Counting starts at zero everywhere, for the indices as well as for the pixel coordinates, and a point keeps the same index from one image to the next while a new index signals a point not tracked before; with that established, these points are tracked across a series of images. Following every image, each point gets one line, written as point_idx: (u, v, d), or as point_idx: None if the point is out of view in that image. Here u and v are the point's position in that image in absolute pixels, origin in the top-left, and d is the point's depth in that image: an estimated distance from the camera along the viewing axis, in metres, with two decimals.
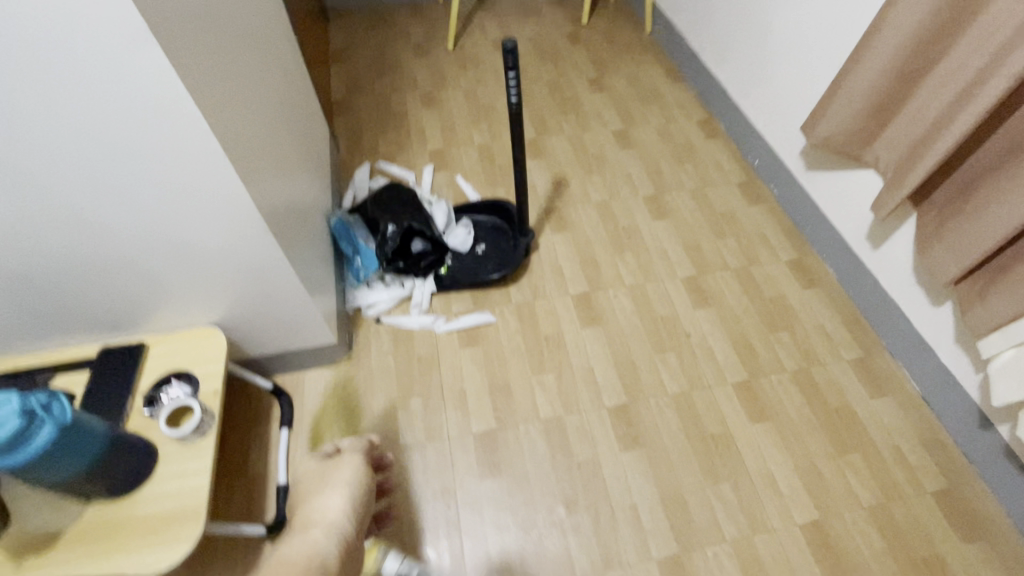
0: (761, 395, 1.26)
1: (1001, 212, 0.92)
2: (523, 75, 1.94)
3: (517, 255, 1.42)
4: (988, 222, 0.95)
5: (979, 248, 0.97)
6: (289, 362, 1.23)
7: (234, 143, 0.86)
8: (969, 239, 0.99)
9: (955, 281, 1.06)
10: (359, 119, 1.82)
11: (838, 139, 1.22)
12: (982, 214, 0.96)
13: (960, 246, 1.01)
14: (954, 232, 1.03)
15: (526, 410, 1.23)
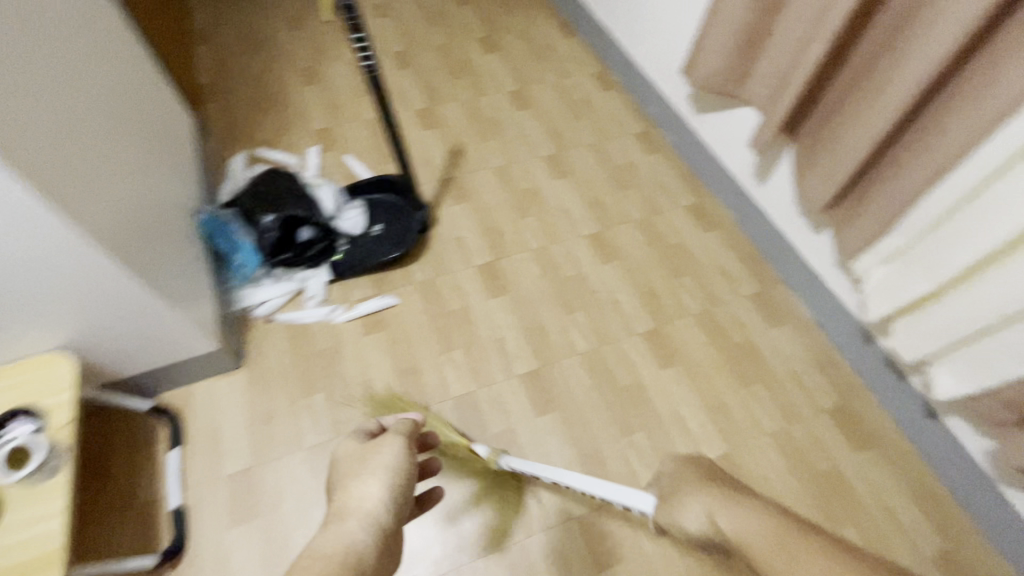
0: (668, 341, 1.28)
1: (866, 135, 0.94)
2: (410, 38, 1.82)
3: (414, 232, 1.34)
4: (849, 140, 0.97)
5: (845, 168, 0.99)
6: (170, 376, 1.13)
7: (47, 151, 0.73)
8: (833, 162, 1.02)
9: (829, 206, 1.09)
10: (232, 104, 1.66)
11: (714, 80, 1.21)
12: (844, 135, 0.98)
13: (828, 170, 1.03)
14: (823, 157, 1.05)
15: (437, 390, 1.19)
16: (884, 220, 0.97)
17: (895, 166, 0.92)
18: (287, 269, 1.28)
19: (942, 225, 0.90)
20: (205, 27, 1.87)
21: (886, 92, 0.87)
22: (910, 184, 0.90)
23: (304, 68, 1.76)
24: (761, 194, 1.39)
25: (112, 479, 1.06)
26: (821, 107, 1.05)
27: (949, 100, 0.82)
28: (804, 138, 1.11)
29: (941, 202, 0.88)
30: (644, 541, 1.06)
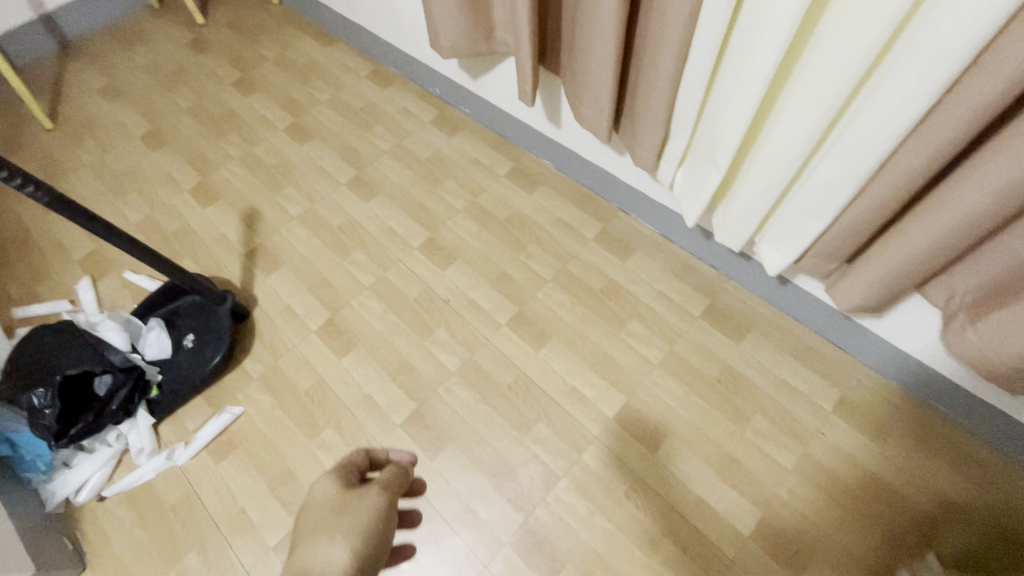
0: (619, 233, 1.32)
1: (594, 52, 0.90)
2: (246, 67, 1.77)
3: (227, 324, 1.20)
4: (593, 62, 0.92)
5: (605, 90, 0.94)
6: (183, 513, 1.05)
7: None
8: (595, 84, 0.95)
9: (613, 130, 1.04)
10: (84, 199, 1.50)
11: (464, 39, 1.15)
12: (587, 57, 0.93)
13: (594, 97, 0.98)
14: (582, 85, 0.99)
15: (435, 372, 1.17)
16: (659, 130, 0.92)
17: (644, 70, 0.86)
18: (171, 388, 1.15)
19: (713, 94, 0.81)
20: (10, 134, 1.64)
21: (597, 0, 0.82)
22: (670, 70, 0.81)
23: (148, 134, 1.63)
24: (559, 137, 1.33)
25: None
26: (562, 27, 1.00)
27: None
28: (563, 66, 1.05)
29: (698, 73, 0.79)
30: (680, 408, 1.10)
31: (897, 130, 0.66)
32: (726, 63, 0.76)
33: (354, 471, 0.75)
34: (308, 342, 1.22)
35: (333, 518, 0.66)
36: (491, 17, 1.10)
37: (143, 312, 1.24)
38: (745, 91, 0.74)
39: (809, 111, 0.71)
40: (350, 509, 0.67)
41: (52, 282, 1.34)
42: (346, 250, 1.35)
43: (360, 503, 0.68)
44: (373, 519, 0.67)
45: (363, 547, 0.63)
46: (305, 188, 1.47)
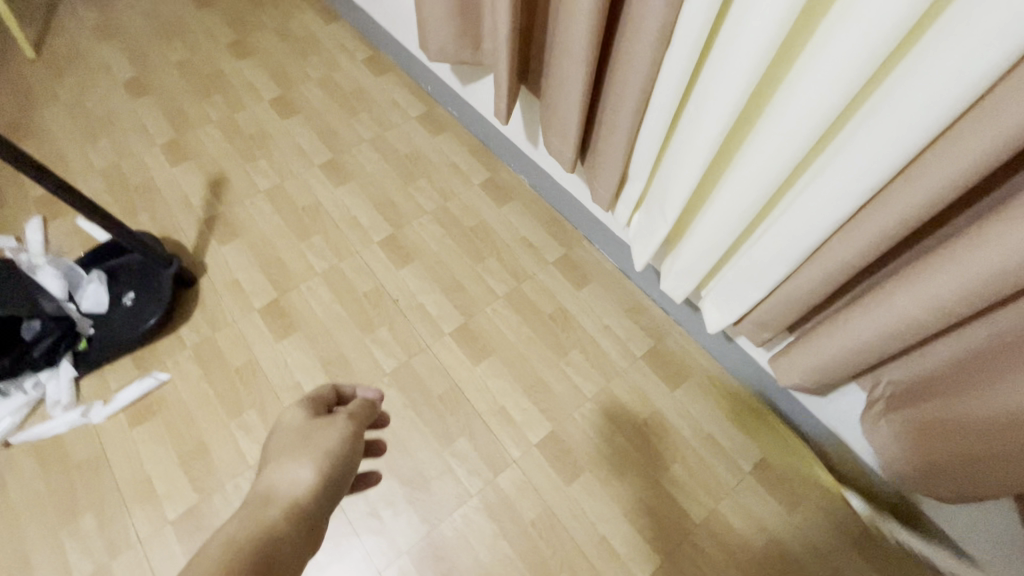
0: (579, 261, 1.33)
1: (563, 88, 0.92)
2: (244, 30, 1.74)
3: (169, 290, 1.19)
4: (562, 92, 0.94)
5: (571, 122, 0.96)
6: (88, 472, 1.03)
7: None
8: (562, 113, 0.97)
9: (578, 161, 1.06)
10: (53, 136, 1.47)
11: (450, 46, 1.15)
12: (557, 86, 0.94)
13: (561, 127, 1.00)
14: (552, 113, 1.01)
15: (370, 370, 1.17)
16: (616, 170, 0.94)
17: (606, 109, 0.88)
18: (101, 343, 1.14)
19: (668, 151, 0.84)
20: None
21: (568, 35, 0.84)
22: (629, 114, 0.83)
23: (131, 81, 1.60)
24: (535, 157, 1.34)
25: (34, 564, 0.95)
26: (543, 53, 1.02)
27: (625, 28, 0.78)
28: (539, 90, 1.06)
29: (657, 125, 0.81)
30: (603, 445, 1.11)
31: (828, 217, 0.68)
32: (682, 122, 0.79)
33: (321, 404, 0.73)
34: (249, 320, 1.21)
35: (300, 444, 0.65)
36: (479, 29, 1.11)
37: (87, 262, 1.23)
38: (697, 152, 0.76)
39: (752, 185, 0.73)
40: (316, 435, 0.66)
41: (1, 215, 1.31)
42: (306, 232, 1.34)
43: (326, 429, 0.67)
44: (339, 446, 0.66)
45: (329, 474, 0.63)
46: (278, 164, 1.46)
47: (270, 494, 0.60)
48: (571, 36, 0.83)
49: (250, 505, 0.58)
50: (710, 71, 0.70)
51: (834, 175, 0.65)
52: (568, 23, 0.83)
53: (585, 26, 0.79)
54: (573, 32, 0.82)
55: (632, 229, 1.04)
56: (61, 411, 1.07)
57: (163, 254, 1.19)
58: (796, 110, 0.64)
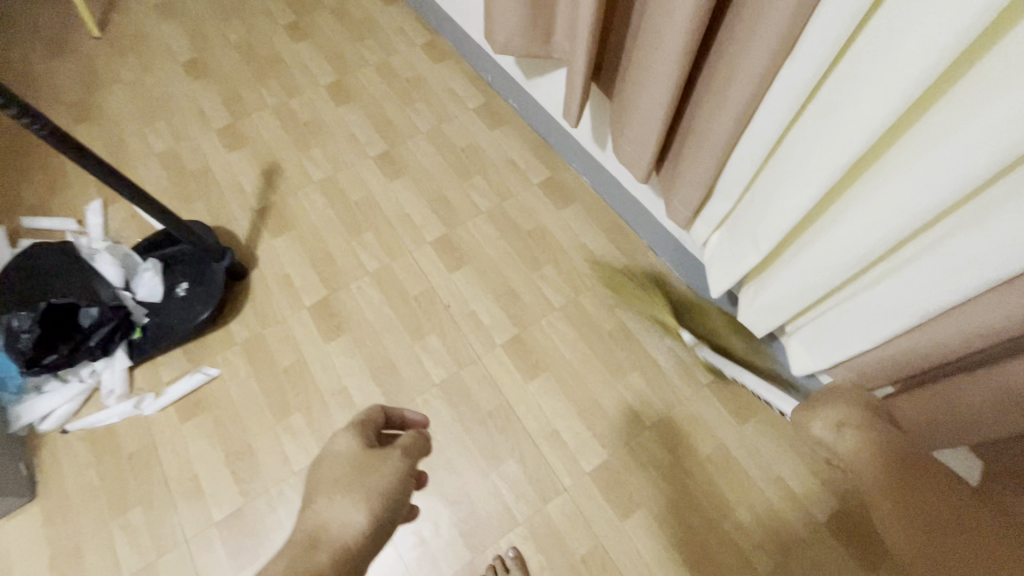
0: (643, 274, 1.23)
1: (649, 86, 0.79)
2: (302, 11, 1.69)
3: (220, 284, 1.18)
4: (646, 93, 0.81)
5: (653, 128, 0.84)
6: (136, 466, 1.03)
7: None
8: (643, 117, 0.85)
9: (654, 170, 0.94)
10: (114, 117, 1.47)
11: (518, 38, 1.05)
12: (641, 86, 0.82)
13: (639, 132, 0.88)
14: (630, 116, 0.89)
15: (418, 380, 1.12)
16: (701, 187, 0.81)
17: (698, 118, 0.76)
18: (154, 333, 1.14)
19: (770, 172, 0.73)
20: (58, 34, 1.62)
21: (664, 28, 0.71)
22: (728, 125, 0.70)
23: (190, 62, 1.58)
24: (602, 159, 1.24)
25: (87, 555, 0.96)
26: (624, 47, 0.90)
27: (735, 23, 0.65)
28: (615, 90, 0.95)
29: (758, 142, 0.70)
30: (661, 479, 1.03)
31: (971, 278, 0.57)
32: (794, 141, 0.67)
33: (376, 428, 0.70)
34: (298, 318, 1.18)
35: (355, 477, 0.62)
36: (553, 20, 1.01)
37: (143, 249, 1.22)
38: (811, 180, 0.65)
39: (873, 228, 0.62)
40: (372, 471, 0.63)
41: (64, 197, 1.32)
42: (358, 229, 1.30)
43: (382, 467, 0.63)
44: (392, 484, 0.63)
45: (381, 514, 0.60)
46: (332, 154, 1.41)
47: (321, 531, 0.58)
48: (666, 29, 0.71)
49: (300, 543, 0.57)
50: (838, 91, 0.59)
51: (985, 233, 0.54)
52: (665, 15, 0.71)
53: (686, 20, 0.67)
54: (670, 26, 0.70)
55: (709, 250, 0.92)
56: (115, 401, 1.08)
57: (216, 247, 1.17)
58: (950, 154, 0.52)
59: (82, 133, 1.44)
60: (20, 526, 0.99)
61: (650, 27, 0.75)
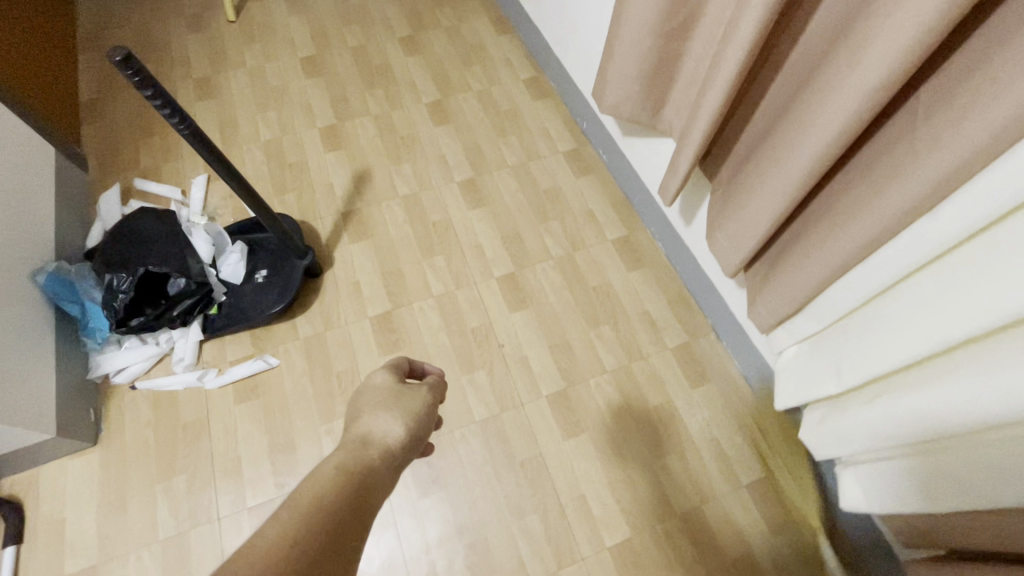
0: (701, 356, 1.21)
1: (762, 198, 0.83)
2: (419, 26, 1.77)
3: (296, 279, 1.24)
4: (753, 204, 0.85)
5: (753, 236, 0.88)
6: (189, 436, 1.10)
7: None
8: (745, 224, 0.89)
9: (742, 268, 0.97)
10: (231, 98, 1.57)
11: (628, 107, 1.07)
12: (749, 197, 0.86)
13: (738, 234, 0.91)
14: (730, 216, 0.92)
15: (459, 413, 1.14)
16: (793, 304, 0.85)
17: (805, 244, 0.80)
18: (229, 313, 1.21)
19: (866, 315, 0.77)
20: (198, 11, 1.76)
21: (785, 158, 0.75)
22: (836, 261, 0.75)
23: (308, 58, 1.68)
24: (685, 233, 1.23)
25: (129, 510, 1.03)
26: (734, 146, 0.91)
27: (865, 173, 0.70)
28: (721, 182, 0.96)
29: (861, 286, 0.75)
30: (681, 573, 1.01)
31: None
32: (898, 299, 0.72)
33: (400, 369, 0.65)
34: (360, 326, 1.23)
35: (387, 400, 0.57)
36: (668, 101, 1.02)
37: (233, 230, 1.30)
38: (899, 349, 0.70)
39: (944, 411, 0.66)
40: (406, 397, 0.58)
41: (174, 167, 1.43)
42: (431, 250, 1.34)
43: (416, 396, 0.59)
44: (421, 413, 0.58)
45: (416, 434, 0.55)
46: (421, 171, 1.46)
47: (367, 437, 0.52)
48: (789, 158, 0.75)
49: (351, 441, 0.51)
50: (951, 275, 0.64)
51: None
52: (793, 144, 0.74)
53: (810, 159, 0.71)
54: (793, 157, 0.74)
55: (784, 359, 0.97)
56: (183, 369, 1.15)
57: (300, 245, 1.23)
58: None
59: (202, 108, 1.55)
60: (76, 468, 1.06)
61: (772, 149, 0.79)
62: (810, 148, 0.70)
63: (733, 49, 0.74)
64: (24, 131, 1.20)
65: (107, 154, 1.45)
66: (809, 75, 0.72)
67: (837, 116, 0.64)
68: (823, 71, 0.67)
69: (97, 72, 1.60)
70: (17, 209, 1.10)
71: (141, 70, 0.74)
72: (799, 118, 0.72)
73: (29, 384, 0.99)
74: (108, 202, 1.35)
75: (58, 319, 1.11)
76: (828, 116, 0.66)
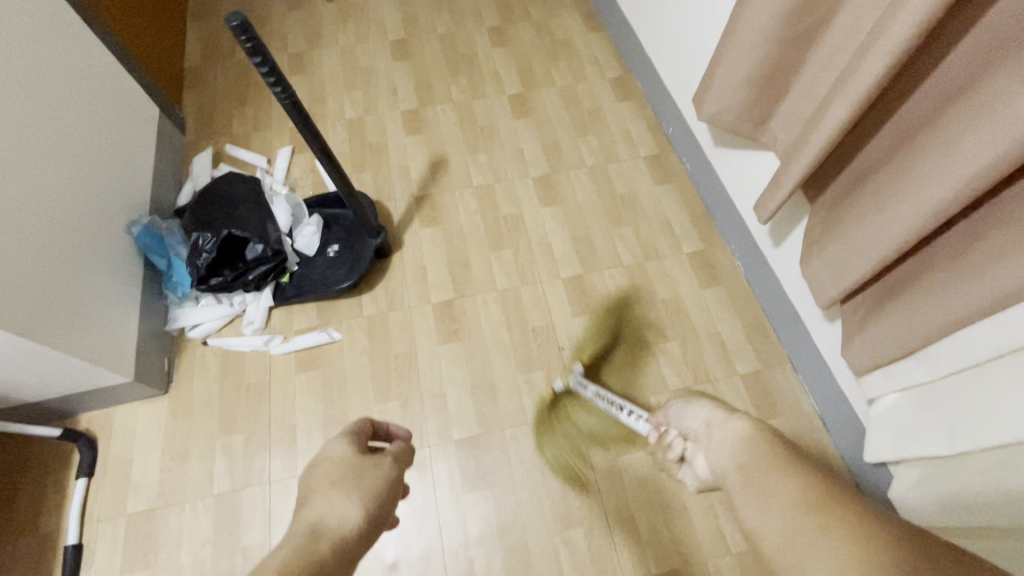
0: (773, 387, 1.14)
1: (877, 228, 0.75)
2: (509, 17, 1.75)
3: (366, 258, 1.24)
4: (865, 231, 0.77)
5: (858, 266, 0.80)
6: (251, 398, 1.13)
7: (30, 162, 0.92)
8: (852, 252, 0.81)
9: (840, 300, 0.89)
10: (322, 76, 1.61)
11: (729, 115, 1.01)
12: (862, 223, 0.78)
13: (841, 264, 0.83)
14: (834, 242, 0.85)
15: (512, 412, 1.12)
16: (903, 345, 0.77)
17: (920, 285, 0.73)
18: (300, 283, 1.23)
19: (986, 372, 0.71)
20: None
21: (915, 184, 0.68)
22: (959, 311, 0.67)
23: (397, 42, 1.70)
24: (772, 254, 1.15)
25: (190, 461, 1.07)
26: (848, 166, 0.83)
27: (1005, 211, 0.61)
28: (829, 203, 0.88)
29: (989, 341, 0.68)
30: None
31: None
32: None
33: (362, 440, 0.73)
34: (422, 312, 1.23)
35: (348, 475, 0.64)
36: (777, 111, 0.95)
37: (311, 203, 1.33)
38: None
39: None
40: (366, 474, 0.65)
41: (263, 137, 1.48)
42: (500, 244, 1.32)
43: (374, 472, 0.65)
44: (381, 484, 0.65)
45: (375, 513, 0.62)
46: (496, 163, 1.45)
47: (320, 518, 0.59)
48: (921, 185, 0.67)
49: (307, 526, 0.58)
50: None
51: None
52: (925, 172, 0.66)
53: (947, 189, 0.63)
54: (926, 185, 0.66)
55: (879, 408, 0.90)
56: (252, 331, 1.19)
57: (374, 224, 1.25)
58: None
59: (293, 83, 1.60)
60: (147, 414, 1.11)
61: (900, 173, 0.71)
62: (950, 177, 0.62)
63: (873, 59, 0.67)
64: (135, 89, 1.27)
65: (204, 119, 1.52)
66: (956, 94, 0.63)
67: (994, 144, 0.57)
68: (981, 90, 0.59)
69: (203, 41, 1.68)
70: (123, 163, 1.17)
71: (254, 39, 0.76)
72: (942, 141, 0.64)
73: (114, 327, 1.04)
74: (200, 165, 1.42)
75: (145, 268, 1.16)
76: (982, 142, 0.58)
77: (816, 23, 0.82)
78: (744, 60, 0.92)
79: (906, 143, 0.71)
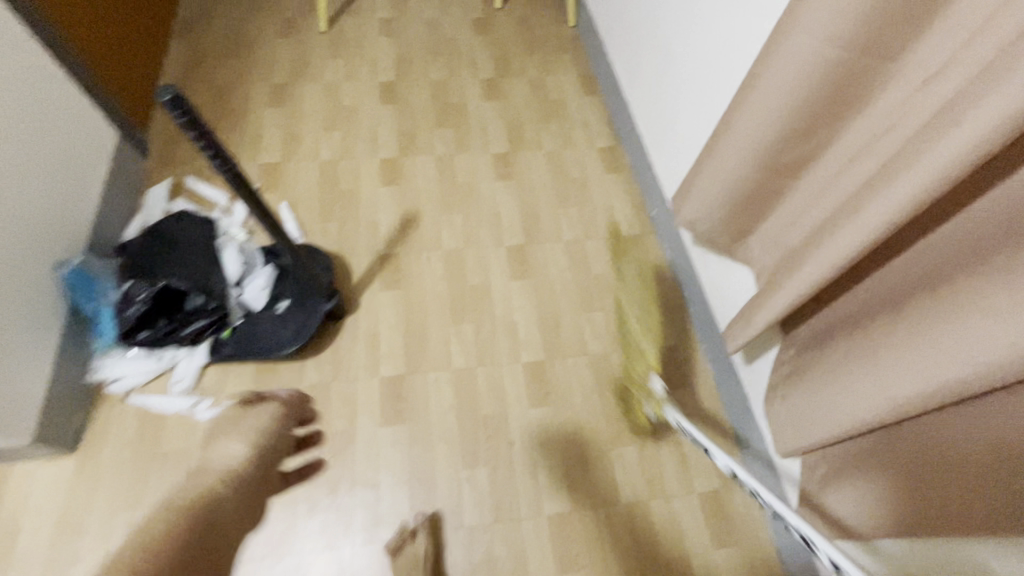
0: (731, 510, 1.06)
1: (846, 399, 0.68)
2: (505, 70, 1.71)
3: (315, 321, 1.15)
4: (833, 398, 0.71)
5: (827, 431, 0.72)
6: (166, 468, 1.04)
7: None
8: (820, 412, 0.74)
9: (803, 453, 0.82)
10: (302, 111, 1.55)
11: (706, 226, 0.95)
12: (831, 388, 0.72)
13: (807, 419, 0.77)
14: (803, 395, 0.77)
15: (448, 512, 1.03)
16: None
17: None
18: (240, 339, 1.14)
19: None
20: (293, 17, 1.76)
21: (889, 365, 0.61)
22: None
23: (386, 83, 1.64)
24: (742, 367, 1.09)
25: (86, 536, 0.97)
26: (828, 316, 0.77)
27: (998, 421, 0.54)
28: (804, 347, 0.81)
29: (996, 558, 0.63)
30: None
31: None
32: None
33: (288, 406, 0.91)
34: (368, 385, 1.14)
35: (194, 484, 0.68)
36: (758, 230, 0.89)
37: (267, 251, 1.25)
38: None
39: None
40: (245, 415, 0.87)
41: None
42: (462, 317, 1.25)
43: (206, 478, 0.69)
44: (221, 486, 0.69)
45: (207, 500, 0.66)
46: (470, 226, 1.38)
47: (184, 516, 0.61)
48: (894, 372, 0.60)
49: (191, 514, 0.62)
50: None
51: None
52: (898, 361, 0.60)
53: (925, 386, 0.56)
54: (901, 375, 0.59)
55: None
56: (180, 386, 1.09)
57: (328, 287, 1.16)
58: None
59: (271, 115, 1.53)
60: (47, 475, 1.01)
61: (874, 347, 0.64)
62: (927, 373, 0.55)
63: (858, 228, 0.61)
64: (86, 114, 1.19)
65: (169, 145, 1.44)
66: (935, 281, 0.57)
67: (977, 356, 0.50)
68: (961, 287, 0.53)
69: (184, 61, 1.61)
70: (65, 192, 1.09)
71: (189, 112, 0.68)
72: (920, 330, 0.57)
73: (19, 381, 0.94)
74: (156, 196, 1.34)
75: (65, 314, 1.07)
76: (963, 348, 0.51)
77: (802, 157, 0.76)
78: (726, 177, 0.86)
79: (882, 313, 0.65)
